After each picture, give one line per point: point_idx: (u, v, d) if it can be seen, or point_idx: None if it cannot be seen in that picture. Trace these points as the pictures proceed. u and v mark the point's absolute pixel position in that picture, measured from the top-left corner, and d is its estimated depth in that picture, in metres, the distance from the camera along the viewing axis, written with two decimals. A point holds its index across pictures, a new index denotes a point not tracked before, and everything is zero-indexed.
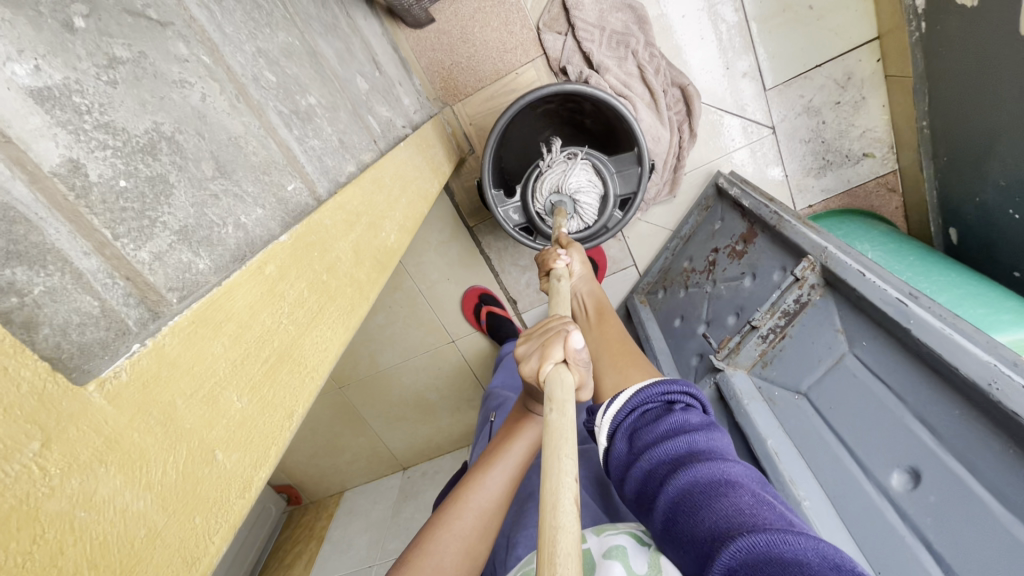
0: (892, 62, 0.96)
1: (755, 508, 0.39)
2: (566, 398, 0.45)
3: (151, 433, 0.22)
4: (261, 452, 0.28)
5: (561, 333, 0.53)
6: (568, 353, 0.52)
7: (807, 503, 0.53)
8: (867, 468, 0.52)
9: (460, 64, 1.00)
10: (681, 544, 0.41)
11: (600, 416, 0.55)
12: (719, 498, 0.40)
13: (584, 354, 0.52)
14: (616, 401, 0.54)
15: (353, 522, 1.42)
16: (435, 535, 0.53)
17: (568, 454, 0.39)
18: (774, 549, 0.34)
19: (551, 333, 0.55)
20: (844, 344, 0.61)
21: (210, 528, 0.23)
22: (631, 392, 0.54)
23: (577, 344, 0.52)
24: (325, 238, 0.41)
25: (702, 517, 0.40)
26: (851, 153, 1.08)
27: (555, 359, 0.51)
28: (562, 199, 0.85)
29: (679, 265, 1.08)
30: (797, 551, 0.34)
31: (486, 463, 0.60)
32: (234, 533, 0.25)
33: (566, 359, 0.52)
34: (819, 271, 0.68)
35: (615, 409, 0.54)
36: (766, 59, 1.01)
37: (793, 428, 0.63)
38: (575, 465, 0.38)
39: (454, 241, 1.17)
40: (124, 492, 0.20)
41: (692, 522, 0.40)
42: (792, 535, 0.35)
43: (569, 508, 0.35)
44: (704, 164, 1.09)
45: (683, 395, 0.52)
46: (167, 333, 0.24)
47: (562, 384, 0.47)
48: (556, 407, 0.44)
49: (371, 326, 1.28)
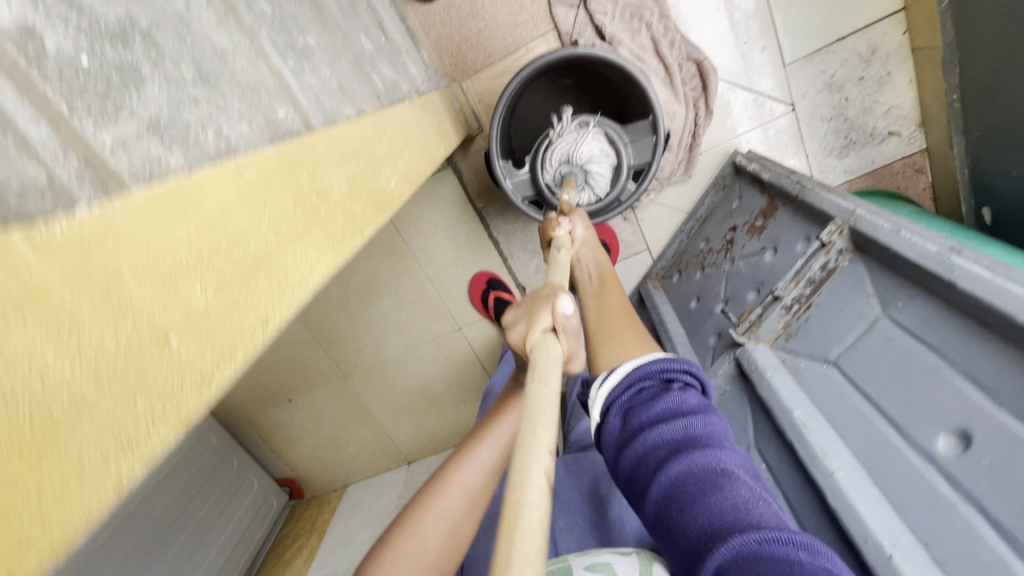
0: (920, 32, 0.92)
1: (749, 505, 0.38)
2: (551, 366, 0.41)
3: (88, 299, 0.19)
4: (228, 349, 0.24)
5: (549, 299, 0.49)
6: (556, 319, 0.48)
7: (840, 473, 0.49)
8: (907, 434, 0.47)
9: (469, 40, 0.98)
10: (668, 534, 0.40)
11: (594, 389, 0.52)
12: (714, 492, 0.39)
13: (574, 321, 0.48)
14: (612, 375, 0.51)
15: (357, 515, 1.39)
16: (417, 514, 0.49)
17: (545, 427, 0.33)
18: (769, 552, 0.34)
19: (537, 301, 0.50)
20: (877, 307, 0.57)
21: (156, 415, 0.20)
22: (630, 366, 0.50)
23: (565, 309, 0.48)
24: (316, 163, 0.38)
25: (692, 509, 0.39)
26: (876, 131, 1.03)
27: (543, 327, 0.47)
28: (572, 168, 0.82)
29: (695, 247, 1.04)
30: (790, 554, 0.33)
31: (474, 438, 0.55)
32: (186, 429, 0.21)
33: (555, 326, 0.48)
34: (848, 234, 0.63)
35: (611, 384, 0.50)
36: (786, 32, 0.97)
37: (822, 398, 0.58)
38: (553, 440, 0.32)
39: (462, 224, 1.15)
40: (45, 350, 0.17)
41: (681, 514, 0.39)
42: (787, 538, 0.34)
43: (540, 484, 0.29)
44: (720, 143, 1.05)
45: (682, 372, 0.49)
46: (121, 203, 0.22)
47: (548, 355, 0.43)
48: (541, 375, 0.40)
49: (377, 312, 1.26)
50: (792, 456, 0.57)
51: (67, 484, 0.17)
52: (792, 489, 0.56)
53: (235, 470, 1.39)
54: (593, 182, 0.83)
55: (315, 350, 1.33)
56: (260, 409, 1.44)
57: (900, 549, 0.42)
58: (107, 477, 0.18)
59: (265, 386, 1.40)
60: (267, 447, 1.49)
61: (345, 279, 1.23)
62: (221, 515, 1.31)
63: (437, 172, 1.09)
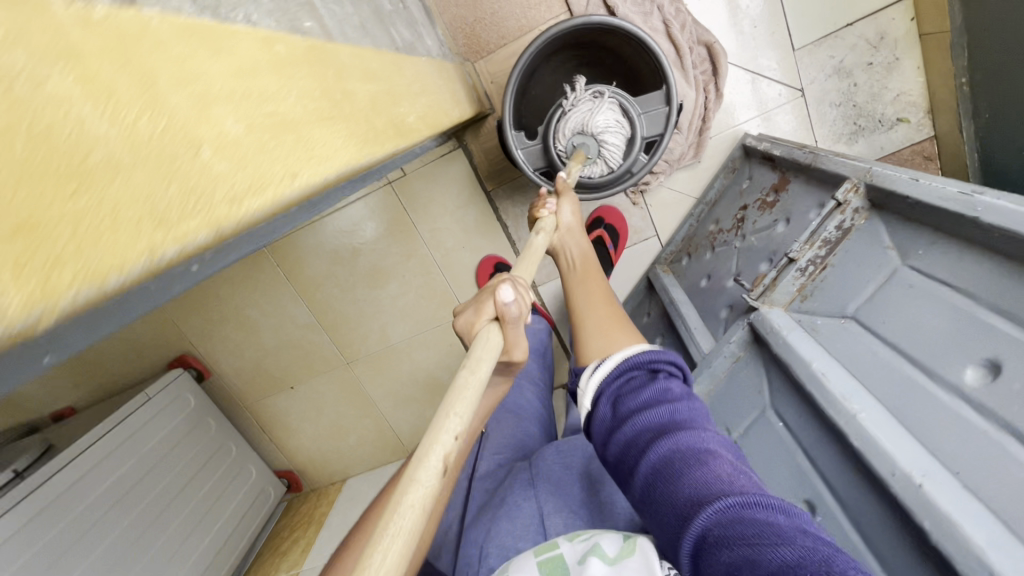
0: (927, 19, 0.94)
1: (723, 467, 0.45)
2: (484, 356, 0.40)
3: (126, 80, 0.18)
4: (256, 184, 0.24)
5: (494, 288, 0.47)
6: (500, 309, 0.45)
7: (863, 414, 0.48)
8: (932, 372, 0.46)
9: (483, 20, 1.00)
10: (650, 502, 0.46)
11: (587, 380, 0.61)
12: (695, 456, 0.45)
13: (519, 313, 0.46)
14: (602, 368, 0.60)
15: (356, 507, 1.36)
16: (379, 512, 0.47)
17: (458, 415, 0.33)
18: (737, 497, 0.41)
19: (487, 292, 0.49)
20: (896, 258, 0.56)
21: (187, 208, 0.20)
22: (618, 360, 0.60)
23: (507, 298, 0.45)
24: (341, 69, 0.38)
25: (672, 476, 0.45)
26: (884, 118, 1.04)
27: (487, 317, 0.45)
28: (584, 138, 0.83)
29: (705, 229, 1.04)
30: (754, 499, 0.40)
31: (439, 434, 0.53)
32: (214, 236, 0.21)
33: (500, 317, 0.45)
34: (864, 192, 0.63)
35: (602, 376, 0.59)
36: (795, 18, 0.99)
37: (841, 351, 0.57)
38: (464, 426, 0.33)
39: (471, 206, 1.15)
40: (82, 103, 0.16)
41: (663, 481, 0.45)
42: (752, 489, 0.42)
43: (435, 464, 0.30)
44: (730, 126, 1.06)
45: (669, 366, 0.58)
46: (162, 19, 0.20)
47: (481, 349, 0.40)
48: (470, 363, 0.38)
49: (383, 296, 1.26)
50: (811, 409, 0.55)
51: (100, 232, 0.17)
52: (811, 441, 0.54)
53: (234, 457, 1.38)
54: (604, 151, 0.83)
55: (320, 335, 1.32)
56: (261, 396, 1.42)
57: (930, 477, 0.40)
58: (140, 241, 0.18)
59: (268, 372, 1.38)
60: (267, 437, 1.47)
61: (353, 261, 1.23)
62: (218, 501, 1.28)
63: (448, 153, 1.10)
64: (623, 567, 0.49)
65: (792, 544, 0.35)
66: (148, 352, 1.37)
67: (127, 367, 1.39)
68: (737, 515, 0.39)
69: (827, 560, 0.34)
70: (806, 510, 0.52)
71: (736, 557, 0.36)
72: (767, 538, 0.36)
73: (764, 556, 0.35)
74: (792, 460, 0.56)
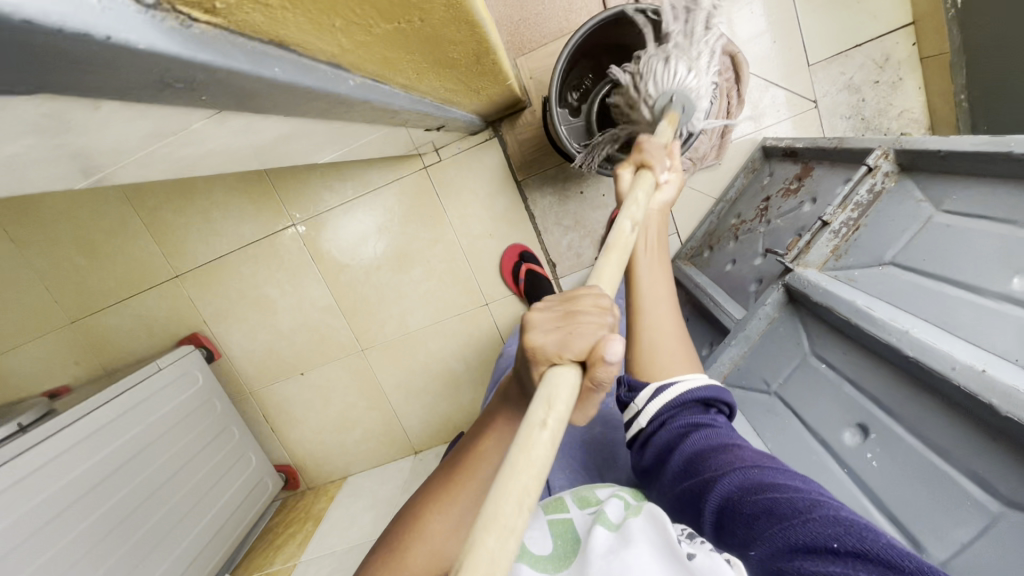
0: (927, 42, 1.03)
1: (751, 453, 0.51)
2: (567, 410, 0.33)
3: None
4: None
5: (598, 330, 0.36)
6: (594, 357, 0.35)
7: (915, 330, 0.50)
8: (980, 289, 0.50)
9: (528, 20, 1.08)
10: (682, 487, 0.53)
11: (641, 402, 0.60)
12: (729, 445, 0.52)
13: (613, 373, 0.36)
14: (660, 395, 0.59)
15: (357, 501, 1.31)
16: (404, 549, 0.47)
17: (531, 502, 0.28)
18: (764, 470, 0.47)
19: (579, 321, 0.37)
20: (930, 207, 0.61)
21: None
22: (679, 389, 0.59)
23: (612, 355, 0.35)
24: None
25: (703, 460, 0.52)
26: (890, 131, 1.12)
27: (571, 357, 0.35)
28: (684, 91, 0.75)
29: (726, 223, 1.09)
30: (777, 471, 0.47)
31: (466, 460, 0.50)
32: None
33: (585, 359, 0.35)
34: (893, 158, 0.68)
35: (660, 402, 0.58)
36: (810, 36, 1.09)
37: (881, 292, 0.60)
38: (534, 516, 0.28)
39: (501, 195, 1.19)
40: None
41: (694, 465, 0.52)
42: (780, 469, 0.48)
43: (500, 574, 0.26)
44: (749, 132, 1.14)
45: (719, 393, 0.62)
46: None
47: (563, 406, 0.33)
48: (547, 409, 0.32)
49: (407, 281, 1.28)
50: (859, 344, 0.57)
51: None
52: (859, 371, 0.57)
53: (236, 441, 1.33)
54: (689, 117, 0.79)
55: (338, 319, 1.32)
56: (269, 382, 1.39)
57: (993, 367, 0.43)
58: None
59: (280, 356, 1.36)
60: (269, 425, 1.44)
61: (381, 244, 1.25)
62: (217, 484, 1.23)
63: (484, 141, 1.16)
64: (628, 530, 0.46)
65: (804, 495, 0.43)
66: (160, 329, 1.35)
67: (134, 344, 1.37)
68: (761, 479, 0.46)
69: (832, 507, 0.41)
70: (859, 433, 0.54)
71: (759, 508, 0.43)
72: (787, 495, 0.43)
73: (780, 506, 0.42)
74: (840, 394, 0.58)
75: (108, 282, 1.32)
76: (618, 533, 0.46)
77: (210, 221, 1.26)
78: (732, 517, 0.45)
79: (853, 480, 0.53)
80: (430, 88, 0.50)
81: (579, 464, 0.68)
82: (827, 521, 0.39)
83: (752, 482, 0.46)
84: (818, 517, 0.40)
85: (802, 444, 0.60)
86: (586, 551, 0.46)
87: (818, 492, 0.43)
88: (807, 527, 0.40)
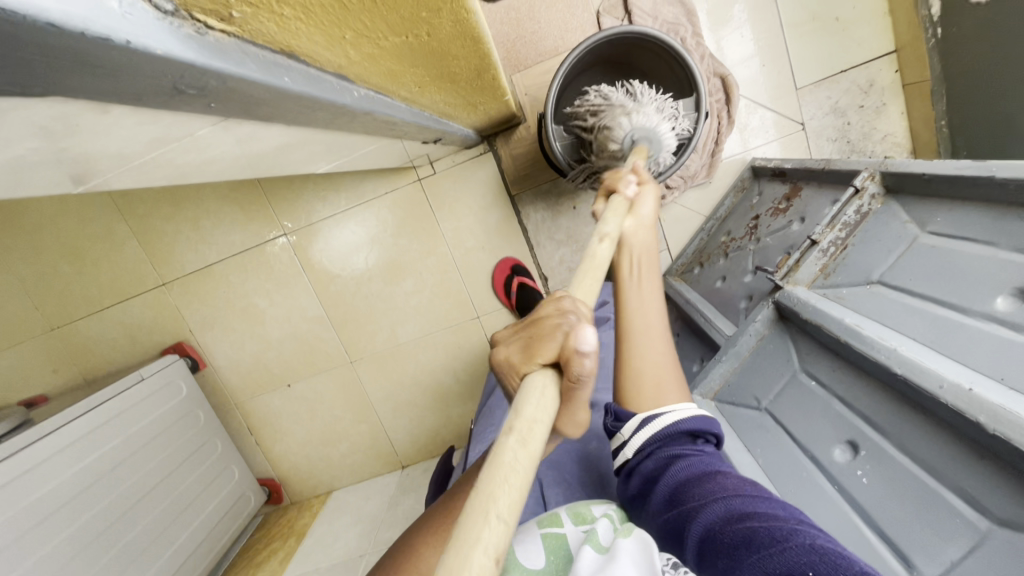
0: (910, 70, 1.07)
1: (737, 484, 0.48)
2: (537, 420, 0.29)
3: None
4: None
5: (562, 325, 0.34)
6: (566, 353, 0.32)
7: (902, 348, 0.51)
8: (965, 309, 0.51)
9: (524, 38, 1.10)
10: (667, 520, 0.49)
11: (627, 432, 0.57)
12: (714, 479, 0.49)
13: (591, 367, 0.32)
14: (646, 426, 0.55)
15: (342, 516, 1.28)
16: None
17: (499, 516, 0.24)
18: (749, 505, 0.44)
19: (543, 325, 0.35)
20: (915, 229, 0.62)
21: None
22: (667, 420, 0.55)
23: (585, 343, 0.32)
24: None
25: (688, 495, 0.49)
26: (874, 154, 1.15)
27: (540, 363, 0.33)
28: (646, 135, 0.81)
29: (717, 241, 1.11)
30: (763, 505, 0.44)
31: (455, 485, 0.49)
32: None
33: (559, 359, 0.33)
34: (879, 180, 0.69)
35: (647, 434, 0.55)
36: (798, 60, 1.12)
37: (869, 310, 0.61)
38: (507, 535, 0.24)
39: (494, 209, 1.20)
40: None
41: (677, 499, 0.49)
42: (765, 502, 0.45)
43: None
44: (738, 152, 1.17)
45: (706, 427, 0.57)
46: None
47: (532, 415, 0.29)
48: (516, 434, 0.28)
49: (398, 293, 1.27)
50: (849, 361, 0.58)
51: None
52: (849, 389, 0.57)
53: (219, 454, 1.30)
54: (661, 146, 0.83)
55: (328, 330, 1.30)
56: (255, 394, 1.37)
57: (979, 386, 0.44)
58: None
59: (267, 367, 1.34)
60: (253, 437, 1.41)
61: (373, 256, 1.25)
62: (199, 498, 1.19)
63: (478, 155, 1.16)
64: (616, 551, 0.45)
65: (783, 523, 0.41)
66: (144, 338, 1.33)
67: (116, 353, 1.34)
68: (746, 514, 0.43)
69: (809, 535, 0.39)
70: (849, 450, 0.55)
71: (738, 538, 0.41)
72: (764, 524, 0.41)
73: (758, 535, 0.40)
74: (829, 411, 0.59)
75: (92, 289, 1.29)
76: (606, 555, 0.45)
77: (200, 230, 1.24)
78: (709, 546, 0.43)
79: (843, 497, 0.53)
80: (430, 102, 0.51)
81: (574, 480, 0.67)
82: (803, 550, 0.38)
83: (736, 518, 0.43)
84: (795, 546, 0.38)
85: (792, 460, 0.61)
86: (573, 572, 0.45)
87: (798, 521, 0.42)
88: (783, 556, 0.38)
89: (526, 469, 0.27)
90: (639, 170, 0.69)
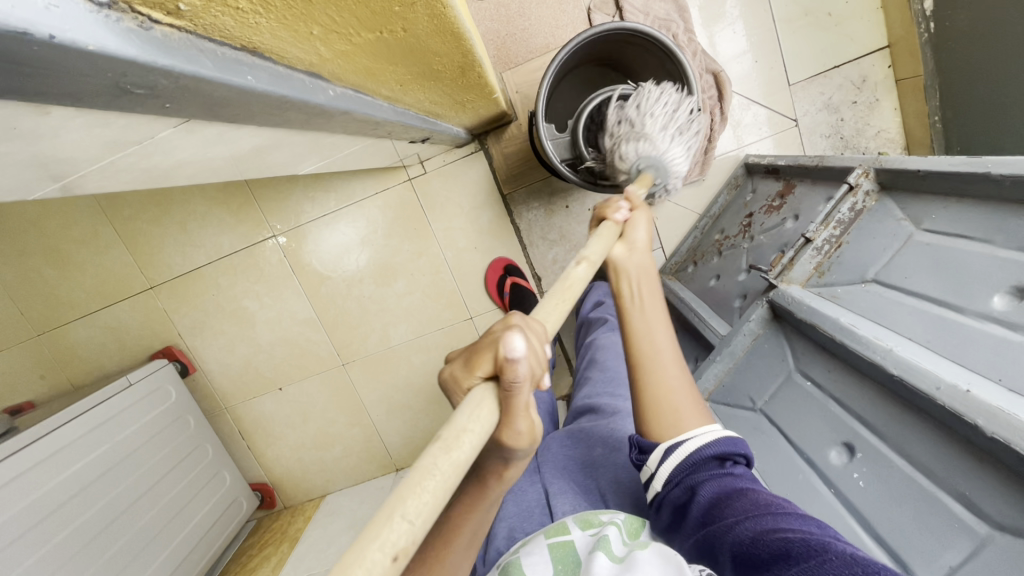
0: (902, 65, 1.06)
1: (768, 499, 0.46)
2: (464, 430, 0.28)
3: None
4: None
5: (495, 337, 0.33)
6: (499, 363, 0.31)
7: (898, 348, 0.50)
8: (961, 308, 0.50)
9: (514, 35, 1.08)
10: (706, 544, 0.47)
11: (652, 465, 0.53)
12: (745, 496, 0.47)
13: (526, 372, 0.31)
14: (671, 457, 0.52)
15: (335, 521, 1.27)
16: None
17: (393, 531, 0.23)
18: (782, 519, 0.42)
19: (483, 339, 0.34)
20: (909, 226, 0.61)
21: None
22: (690, 446, 0.51)
23: (514, 350, 0.31)
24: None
25: (719, 515, 0.47)
26: (867, 151, 1.14)
27: (478, 377, 0.32)
28: (654, 159, 0.77)
29: (710, 239, 1.10)
30: (797, 520, 0.42)
31: None
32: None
33: (495, 371, 0.32)
34: (874, 177, 0.68)
35: (672, 465, 0.51)
36: (791, 57, 1.11)
37: (864, 308, 0.60)
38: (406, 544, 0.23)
39: (486, 209, 1.19)
40: None
41: (710, 521, 0.47)
42: (797, 515, 0.43)
43: None
44: (731, 149, 1.16)
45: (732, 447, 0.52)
46: None
47: (461, 426, 0.28)
48: (442, 445, 0.27)
49: (390, 294, 1.26)
50: (845, 361, 0.57)
51: None
52: (845, 389, 0.56)
53: (210, 458, 1.29)
54: (669, 172, 0.79)
55: (319, 334, 1.29)
56: (246, 398, 1.35)
57: (976, 386, 0.43)
58: None
59: (257, 370, 1.33)
60: (245, 442, 1.39)
61: (364, 257, 1.24)
62: (189, 505, 1.17)
63: (469, 155, 1.15)
64: (633, 563, 0.44)
65: (818, 536, 0.39)
66: (131, 342, 1.31)
67: (103, 358, 1.32)
68: (782, 528, 0.41)
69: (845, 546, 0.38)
70: (846, 452, 0.54)
71: (777, 555, 0.40)
72: (799, 537, 0.40)
73: (794, 550, 0.39)
74: (825, 412, 0.58)
75: (79, 293, 1.27)
76: (622, 566, 0.44)
77: (187, 232, 1.23)
78: (750, 566, 0.42)
79: (839, 500, 0.53)
80: (413, 101, 0.50)
81: (574, 488, 0.65)
82: (844, 562, 0.36)
83: (771, 534, 0.41)
84: (834, 558, 0.37)
85: (788, 463, 0.60)
86: None
87: (833, 536, 0.40)
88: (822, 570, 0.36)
89: (448, 478, 0.26)
90: (632, 195, 0.68)
